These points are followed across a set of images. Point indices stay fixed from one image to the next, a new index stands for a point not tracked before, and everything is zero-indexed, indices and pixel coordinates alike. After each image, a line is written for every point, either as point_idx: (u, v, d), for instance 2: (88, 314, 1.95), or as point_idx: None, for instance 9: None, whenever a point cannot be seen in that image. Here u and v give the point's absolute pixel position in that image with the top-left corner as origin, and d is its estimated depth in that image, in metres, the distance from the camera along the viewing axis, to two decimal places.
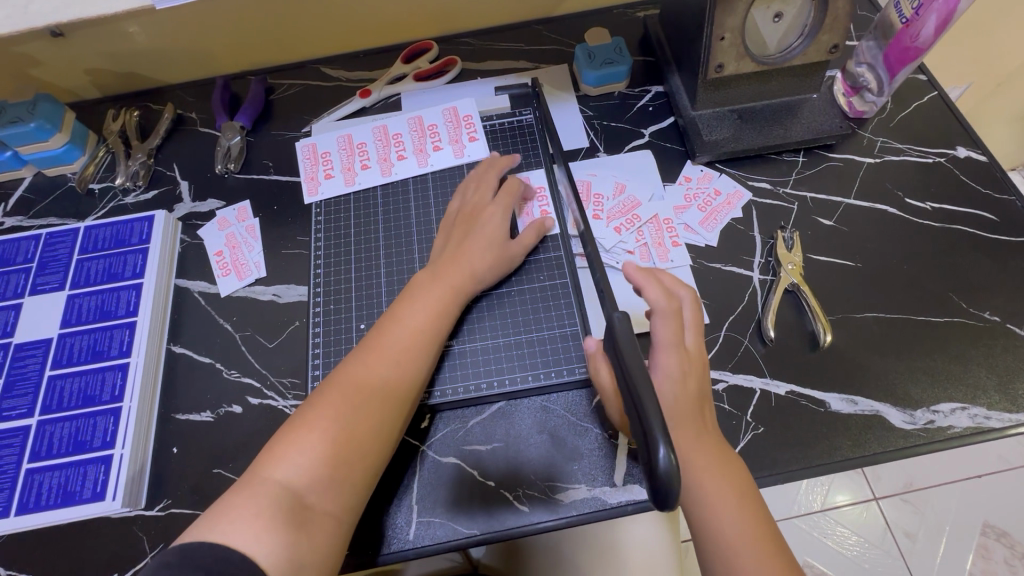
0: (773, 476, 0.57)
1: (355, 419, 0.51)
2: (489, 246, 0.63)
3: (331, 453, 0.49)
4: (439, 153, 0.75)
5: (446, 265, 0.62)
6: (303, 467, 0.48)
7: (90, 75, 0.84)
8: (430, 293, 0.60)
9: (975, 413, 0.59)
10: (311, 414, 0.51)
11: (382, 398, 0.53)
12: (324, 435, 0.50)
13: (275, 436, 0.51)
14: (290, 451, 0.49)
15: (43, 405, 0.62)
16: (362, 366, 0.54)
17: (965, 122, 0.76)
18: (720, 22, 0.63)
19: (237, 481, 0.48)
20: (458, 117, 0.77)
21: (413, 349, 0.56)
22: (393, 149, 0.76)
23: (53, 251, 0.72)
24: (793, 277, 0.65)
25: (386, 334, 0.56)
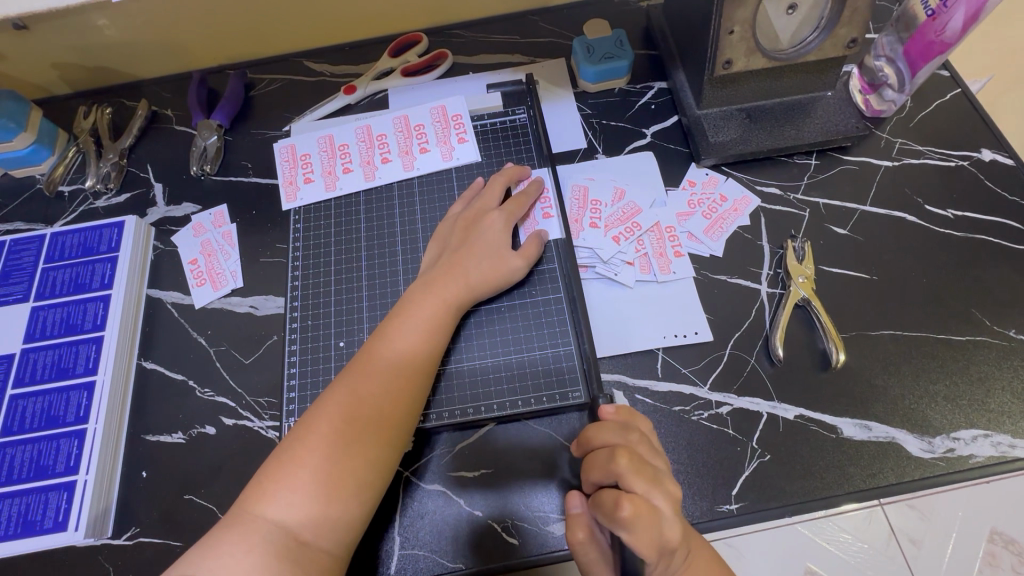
0: (780, 508, 0.54)
1: (348, 453, 0.48)
2: (487, 256, 0.60)
3: (327, 486, 0.46)
4: (426, 155, 0.70)
5: (442, 276, 0.58)
6: (296, 504, 0.45)
7: (58, 70, 0.80)
8: (425, 308, 0.56)
9: (997, 442, 0.55)
10: (299, 445, 0.48)
11: (377, 423, 0.49)
12: (317, 468, 0.47)
13: (261, 470, 0.48)
14: (282, 487, 0.46)
15: (4, 427, 0.58)
16: (352, 390, 0.51)
17: (990, 122, 0.71)
18: (729, 14, 0.57)
19: (226, 518, 0.45)
20: (447, 115, 0.72)
21: (405, 368, 0.53)
22: (377, 150, 0.71)
23: (18, 260, 0.68)
24: (803, 292, 0.61)
25: (376, 355, 0.53)
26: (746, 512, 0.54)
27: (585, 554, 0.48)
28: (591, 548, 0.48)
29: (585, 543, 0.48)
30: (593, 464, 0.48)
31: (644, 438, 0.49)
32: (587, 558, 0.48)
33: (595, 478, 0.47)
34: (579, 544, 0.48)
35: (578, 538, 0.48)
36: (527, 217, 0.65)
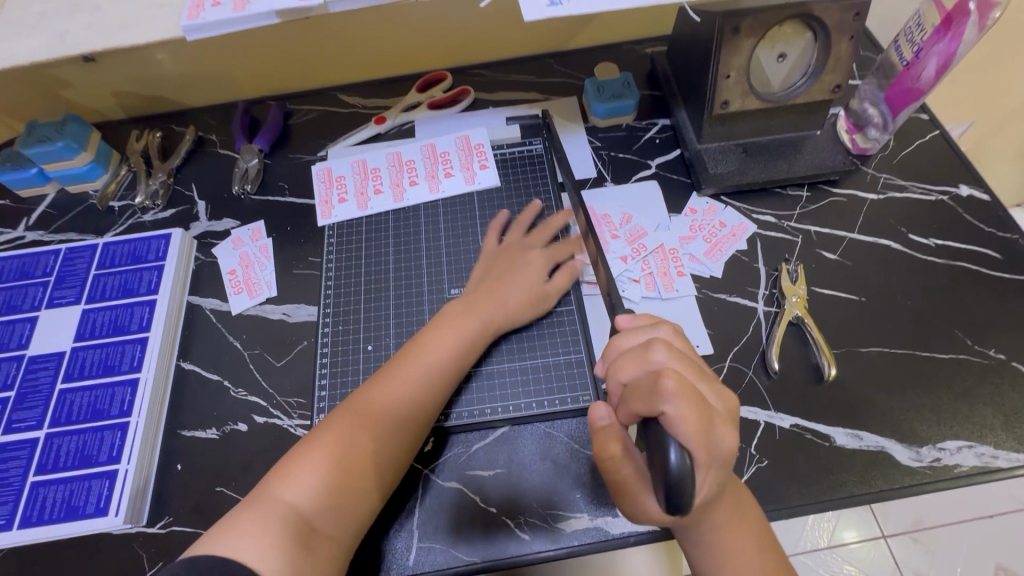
0: (778, 511, 0.57)
1: (370, 448, 0.52)
2: (527, 286, 0.65)
3: (344, 477, 0.50)
4: (451, 180, 0.76)
5: (482, 298, 0.64)
6: (313, 489, 0.49)
7: (117, 97, 0.88)
8: (459, 324, 0.61)
9: (981, 452, 0.58)
10: (328, 434, 0.52)
11: (399, 430, 0.54)
12: (340, 462, 0.51)
13: (285, 456, 0.52)
14: (304, 472, 0.50)
15: (53, 418, 0.63)
16: (392, 382, 0.56)
17: (967, 161, 0.77)
18: (726, 60, 0.65)
19: (244, 502, 0.48)
20: (470, 145, 0.79)
21: (431, 376, 0.57)
22: (405, 175, 0.78)
23: (71, 266, 0.73)
24: (797, 309, 0.66)
25: (413, 362, 0.58)
26: None
27: (620, 471, 0.46)
28: (625, 463, 0.45)
29: (618, 456, 0.45)
30: (635, 395, 0.44)
31: (676, 333, 0.50)
32: (619, 476, 0.46)
33: (628, 376, 0.47)
34: (612, 461, 0.46)
35: (611, 452, 0.45)
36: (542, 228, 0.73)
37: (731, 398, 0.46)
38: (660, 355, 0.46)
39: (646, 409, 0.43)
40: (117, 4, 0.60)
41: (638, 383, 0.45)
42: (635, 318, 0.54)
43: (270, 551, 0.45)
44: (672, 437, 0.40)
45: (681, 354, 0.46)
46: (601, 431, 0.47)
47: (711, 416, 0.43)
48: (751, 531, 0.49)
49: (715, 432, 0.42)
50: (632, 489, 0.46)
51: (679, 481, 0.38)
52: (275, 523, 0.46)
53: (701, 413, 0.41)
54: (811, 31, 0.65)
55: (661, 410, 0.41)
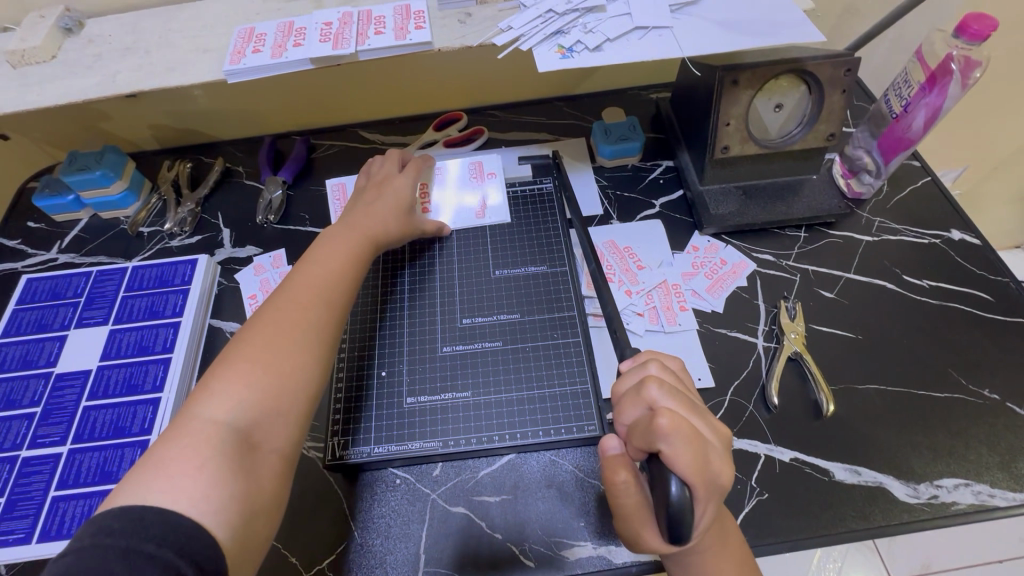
0: (778, 544, 0.58)
1: (299, 350, 0.53)
2: (397, 202, 0.71)
3: (274, 384, 0.51)
4: (495, 206, 0.81)
5: (360, 218, 0.68)
6: (242, 401, 0.49)
7: (152, 130, 0.93)
8: (347, 241, 0.65)
9: (978, 490, 0.60)
10: (243, 344, 0.53)
11: (318, 319, 0.56)
12: (267, 360, 0.52)
13: (206, 375, 0.51)
14: (225, 385, 0.49)
15: (76, 434, 0.65)
16: (286, 293, 0.58)
17: (958, 206, 0.81)
18: (725, 110, 0.70)
19: (166, 432, 0.46)
20: (482, 170, 0.83)
21: (336, 276, 0.61)
22: (452, 195, 0.81)
23: (101, 288, 0.77)
24: (795, 346, 0.68)
25: (308, 273, 0.60)
26: None
27: (622, 499, 0.48)
28: (631, 492, 0.48)
29: (626, 485, 0.48)
30: (636, 431, 0.46)
31: (666, 370, 0.53)
32: (625, 503, 0.48)
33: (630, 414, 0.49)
34: (620, 491, 0.48)
35: (619, 479, 0.48)
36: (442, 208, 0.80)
37: (724, 429, 0.48)
38: (657, 392, 0.48)
39: (647, 445, 0.45)
40: (164, 50, 0.66)
41: (639, 420, 0.47)
42: (635, 360, 0.55)
43: (209, 468, 0.44)
44: (675, 471, 0.42)
45: (676, 390, 0.49)
46: (610, 460, 0.48)
47: (707, 451, 0.44)
48: (735, 554, 0.51)
49: (712, 465, 0.44)
50: (637, 517, 0.48)
51: (680, 513, 0.41)
52: (208, 443, 0.45)
53: (699, 450, 0.43)
54: (805, 84, 0.70)
55: (661, 447, 0.43)
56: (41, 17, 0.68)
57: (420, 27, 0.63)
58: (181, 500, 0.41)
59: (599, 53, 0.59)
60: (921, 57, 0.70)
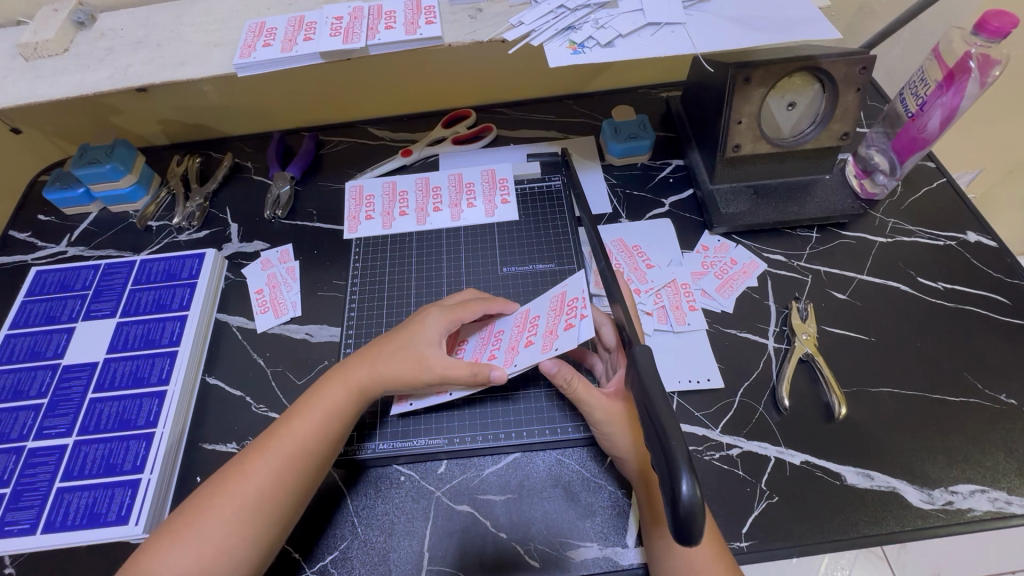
0: (788, 548, 0.57)
1: (248, 510, 0.52)
2: (404, 355, 0.59)
3: (214, 548, 0.50)
4: (569, 334, 0.57)
5: (355, 362, 0.60)
6: (182, 564, 0.49)
7: (162, 125, 0.94)
8: (335, 398, 0.58)
9: (994, 497, 0.58)
10: (219, 481, 0.53)
11: (269, 496, 0.53)
12: (220, 517, 0.51)
13: (173, 515, 0.53)
14: (178, 544, 0.50)
15: (81, 426, 0.65)
16: (263, 444, 0.55)
17: (974, 208, 0.79)
18: (738, 108, 0.69)
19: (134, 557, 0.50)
20: (494, 178, 0.84)
21: (303, 450, 0.55)
22: (525, 334, 0.62)
23: (109, 281, 0.77)
24: (807, 347, 0.67)
25: (290, 425, 0.56)
26: (755, 550, 0.57)
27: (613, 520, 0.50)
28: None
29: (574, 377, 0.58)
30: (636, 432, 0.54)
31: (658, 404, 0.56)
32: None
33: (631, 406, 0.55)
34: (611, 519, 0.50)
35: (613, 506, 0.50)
36: (455, 207, 0.81)
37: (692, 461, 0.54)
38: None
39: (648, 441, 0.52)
40: (176, 44, 0.66)
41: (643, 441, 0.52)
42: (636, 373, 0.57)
43: None
44: (685, 466, 0.40)
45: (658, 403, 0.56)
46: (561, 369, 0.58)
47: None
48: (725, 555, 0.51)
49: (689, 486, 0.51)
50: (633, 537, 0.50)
51: (692, 510, 0.39)
52: None
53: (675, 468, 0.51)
54: (819, 82, 0.69)
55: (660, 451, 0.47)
56: (54, 10, 0.68)
57: (431, 22, 0.63)
58: None
59: (611, 49, 0.59)
60: (938, 55, 0.69)
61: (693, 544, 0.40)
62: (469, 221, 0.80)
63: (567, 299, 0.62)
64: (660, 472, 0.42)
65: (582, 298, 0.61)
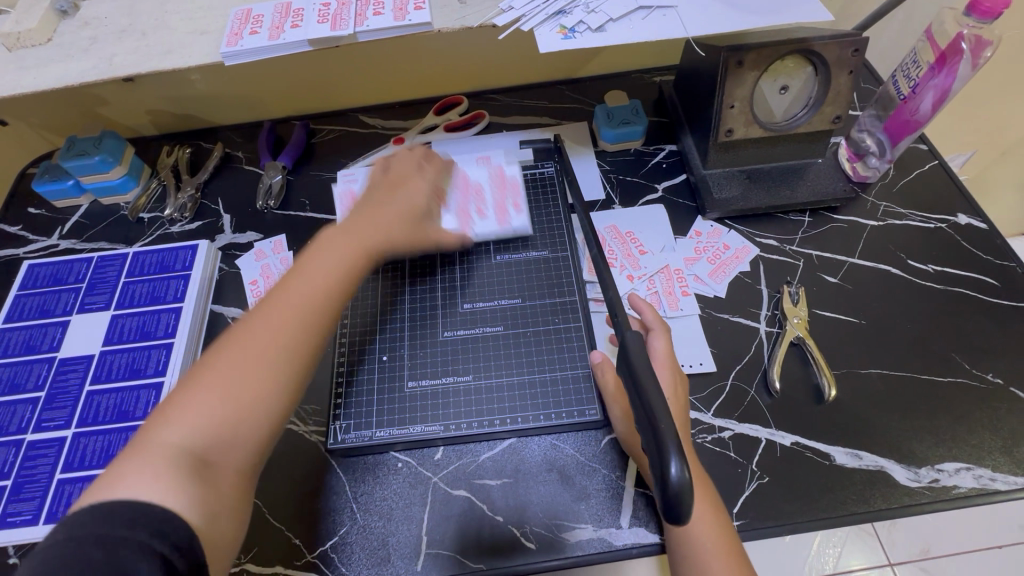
0: (778, 527, 0.58)
1: (281, 344, 0.49)
2: (401, 216, 0.63)
3: (243, 408, 0.46)
4: (519, 214, 0.77)
5: (364, 225, 0.60)
6: (205, 423, 0.45)
7: (151, 115, 0.93)
8: (361, 249, 0.58)
9: (979, 474, 0.60)
10: (226, 344, 0.48)
11: (304, 330, 0.50)
12: (239, 379, 0.47)
13: (164, 402, 0.46)
14: (202, 391, 0.46)
15: (80, 418, 0.66)
16: (281, 296, 0.52)
17: (965, 190, 0.79)
18: (730, 92, 0.68)
19: (122, 453, 0.43)
20: (504, 180, 0.79)
21: (335, 285, 0.54)
22: (474, 201, 0.77)
23: (102, 273, 0.77)
24: (798, 331, 0.68)
25: (308, 277, 0.53)
26: (746, 529, 0.58)
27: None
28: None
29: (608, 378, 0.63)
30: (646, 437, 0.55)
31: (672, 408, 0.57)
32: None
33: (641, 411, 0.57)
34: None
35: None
36: None
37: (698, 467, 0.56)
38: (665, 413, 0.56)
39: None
40: (161, 32, 0.65)
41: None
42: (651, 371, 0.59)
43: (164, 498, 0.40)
44: (674, 449, 0.40)
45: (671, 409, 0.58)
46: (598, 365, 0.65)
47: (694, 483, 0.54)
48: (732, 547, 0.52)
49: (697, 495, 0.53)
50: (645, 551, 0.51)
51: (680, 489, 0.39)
52: (170, 464, 0.42)
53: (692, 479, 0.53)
54: (811, 65, 0.68)
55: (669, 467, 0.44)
56: None
57: (419, 7, 0.62)
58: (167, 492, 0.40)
59: (602, 34, 0.58)
60: (931, 36, 0.68)
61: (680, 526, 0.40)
62: None
63: (506, 179, 0.79)
64: (651, 460, 0.42)
65: (522, 208, 0.77)
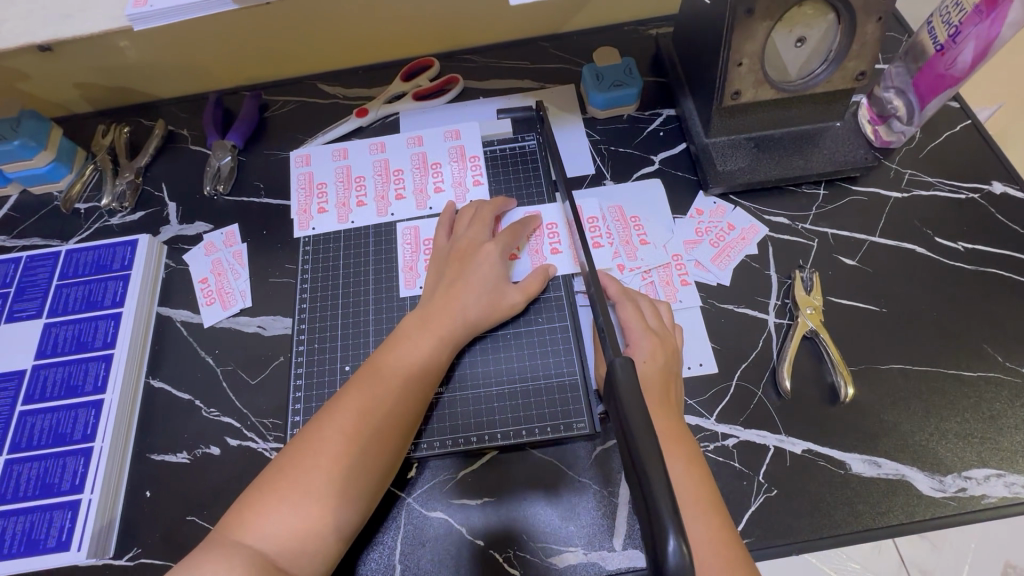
0: (788, 545, 0.53)
1: (347, 478, 0.48)
2: (486, 293, 0.60)
3: (317, 511, 0.46)
4: (479, 190, 0.71)
5: (440, 312, 0.58)
6: (279, 530, 0.45)
7: (80, 90, 0.82)
8: (423, 341, 0.56)
9: (1011, 482, 0.54)
10: (300, 448, 0.49)
11: (376, 433, 0.50)
12: (307, 484, 0.47)
13: (243, 496, 0.47)
14: (277, 497, 0.46)
15: (12, 443, 0.59)
16: (354, 393, 0.52)
17: (1001, 154, 0.70)
18: (738, 47, 0.58)
19: (200, 548, 0.45)
20: (464, 156, 0.73)
21: (407, 384, 0.53)
22: (431, 179, 0.72)
23: (32, 276, 0.69)
24: (811, 323, 0.61)
25: (367, 385, 0.53)
26: (752, 548, 0.53)
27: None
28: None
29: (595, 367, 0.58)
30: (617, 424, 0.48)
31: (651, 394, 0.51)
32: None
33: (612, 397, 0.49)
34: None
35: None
36: (420, 192, 0.71)
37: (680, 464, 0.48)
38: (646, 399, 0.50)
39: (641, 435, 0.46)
40: None
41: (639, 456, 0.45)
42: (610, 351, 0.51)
43: None
44: (671, 521, 0.33)
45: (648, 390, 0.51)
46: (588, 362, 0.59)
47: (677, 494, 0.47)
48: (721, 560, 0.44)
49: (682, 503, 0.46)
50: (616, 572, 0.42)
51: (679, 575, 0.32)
52: (239, 565, 0.43)
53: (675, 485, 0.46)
54: (834, 11, 0.58)
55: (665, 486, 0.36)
56: None
57: None
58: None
59: None
60: None
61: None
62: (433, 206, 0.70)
63: (466, 156, 0.73)
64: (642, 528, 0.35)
65: (556, 224, 0.68)
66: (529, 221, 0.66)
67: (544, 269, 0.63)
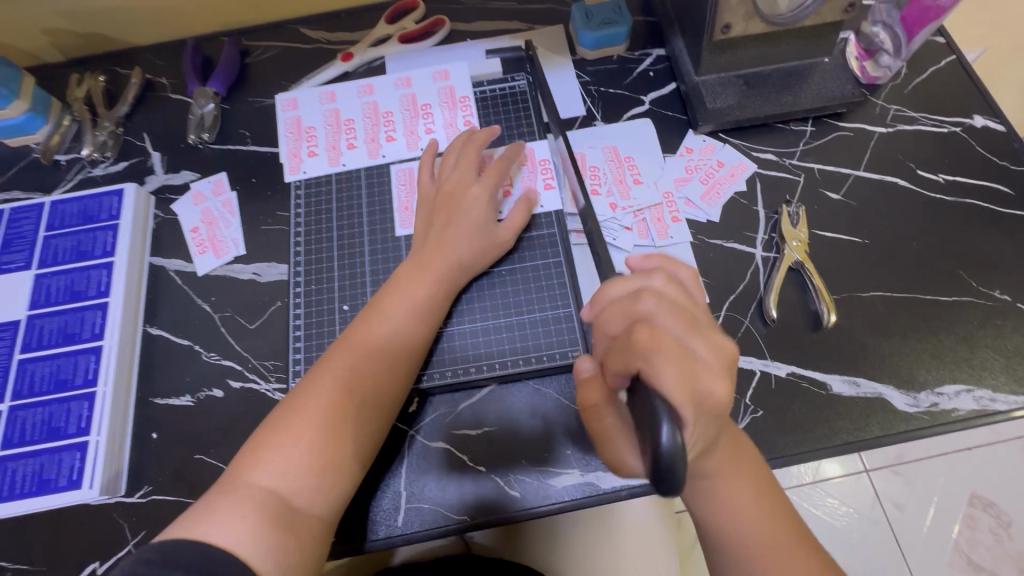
0: (772, 460, 0.56)
1: (353, 412, 0.50)
2: (478, 235, 0.60)
3: (327, 449, 0.48)
4: (471, 129, 0.70)
5: (433, 256, 0.58)
6: (289, 472, 0.47)
7: (49, 37, 0.78)
8: (417, 284, 0.57)
9: (979, 396, 0.57)
10: (305, 392, 0.50)
11: (379, 374, 0.52)
12: (314, 426, 0.48)
13: (251, 439, 0.49)
14: (285, 440, 0.47)
15: (14, 390, 0.60)
16: (353, 337, 0.54)
17: (983, 89, 0.72)
18: None
19: (214, 489, 0.46)
20: (454, 97, 0.72)
21: (402, 325, 0.55)
22: (422, 122, 0.71)
23: (18, 228, 0.68)
24: (797, 255, 0.62)
25: (365, 332, 0.54)
26: None
27: (604, 422, 0.44)
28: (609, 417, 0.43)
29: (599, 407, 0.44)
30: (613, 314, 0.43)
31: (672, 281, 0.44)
32: (603, 425, 0.44)
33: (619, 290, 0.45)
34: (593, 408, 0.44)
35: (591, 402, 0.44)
36: (411, 134, 0.71)
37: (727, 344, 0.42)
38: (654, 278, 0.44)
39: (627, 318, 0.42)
40: None
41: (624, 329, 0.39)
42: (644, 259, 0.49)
43: (252, 536, 0.43)
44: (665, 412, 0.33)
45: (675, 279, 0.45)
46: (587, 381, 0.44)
47: (695, 364, 0.39)
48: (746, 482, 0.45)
49: (702, 386, 0.38)
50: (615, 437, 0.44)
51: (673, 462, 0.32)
52: (252, 505, 0.44)
53: (682, 374, 0.37)
54: None
55: (646, 367, 0.37)
56: None
57: None
58: (233, 534, 0.43)
59: None
60: None
61: (669, 498, 0.33)
62: (427, 149, 0.70)
63: (456, 97, 0.72)
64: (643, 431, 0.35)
65: (548, 160, 0.68)
66: (512, 151, 0.65)
67: (526, 199, 0.63)
